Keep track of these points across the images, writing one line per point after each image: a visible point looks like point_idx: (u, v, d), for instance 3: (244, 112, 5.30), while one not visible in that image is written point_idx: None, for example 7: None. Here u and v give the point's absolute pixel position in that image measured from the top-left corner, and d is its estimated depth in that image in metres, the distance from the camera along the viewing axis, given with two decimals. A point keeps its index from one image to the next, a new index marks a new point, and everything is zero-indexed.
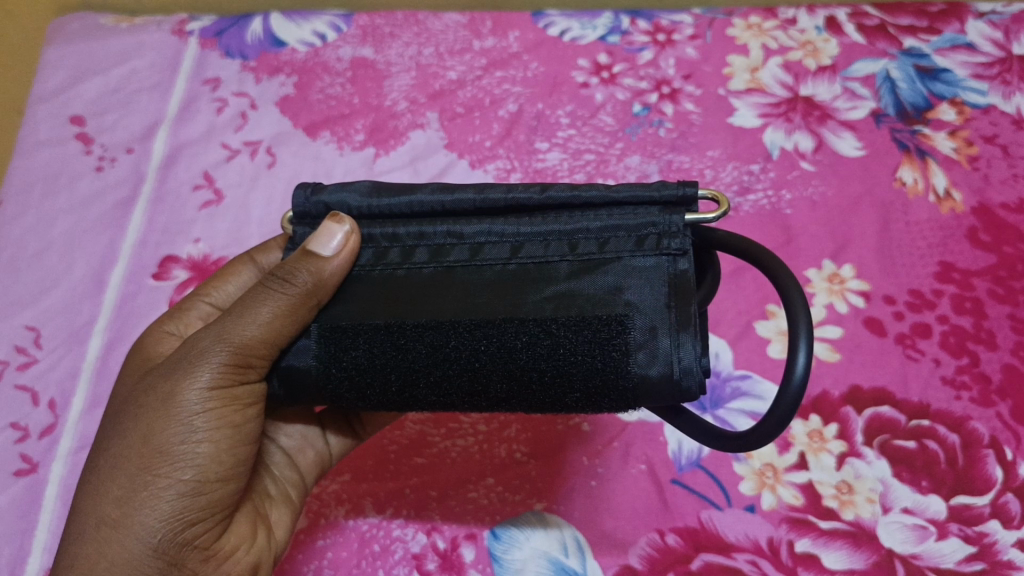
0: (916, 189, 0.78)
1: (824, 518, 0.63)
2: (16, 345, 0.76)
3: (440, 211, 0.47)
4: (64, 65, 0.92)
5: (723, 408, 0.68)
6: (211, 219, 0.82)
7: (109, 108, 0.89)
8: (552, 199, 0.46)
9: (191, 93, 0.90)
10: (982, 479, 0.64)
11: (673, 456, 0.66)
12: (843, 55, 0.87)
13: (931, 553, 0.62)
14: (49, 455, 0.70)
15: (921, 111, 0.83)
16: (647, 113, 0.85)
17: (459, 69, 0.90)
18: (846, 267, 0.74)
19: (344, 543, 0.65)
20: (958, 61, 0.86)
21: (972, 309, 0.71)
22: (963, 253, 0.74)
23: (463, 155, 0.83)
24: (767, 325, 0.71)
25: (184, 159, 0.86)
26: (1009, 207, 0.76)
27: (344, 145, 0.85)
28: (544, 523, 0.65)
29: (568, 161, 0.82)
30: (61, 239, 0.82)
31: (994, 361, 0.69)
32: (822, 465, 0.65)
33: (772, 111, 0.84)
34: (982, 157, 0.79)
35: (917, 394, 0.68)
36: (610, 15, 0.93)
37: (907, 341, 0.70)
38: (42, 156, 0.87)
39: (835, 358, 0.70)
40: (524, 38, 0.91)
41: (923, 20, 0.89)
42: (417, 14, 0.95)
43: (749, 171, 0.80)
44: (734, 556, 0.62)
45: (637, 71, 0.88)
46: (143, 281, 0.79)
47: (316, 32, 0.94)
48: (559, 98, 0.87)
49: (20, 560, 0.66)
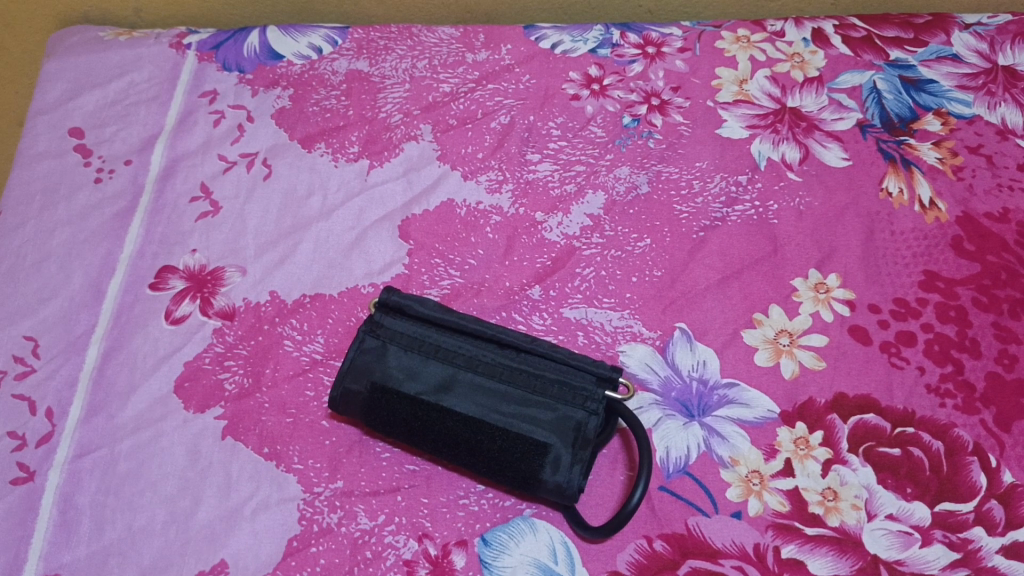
0: (901, 199, 0.79)
1: (809, 524, 0.64)
2: (15, 355, 0.77)
3: (477, 333, 0.66)
4: (63, 79, 0.94)
5: (710, 416, 0.69)
6: (207, 230, 0.83)
7: (109, 120, 0.91)
8: (533, 350, 0.65)
9: (189, 105, 0.92)
10: (966, 486, 0.65)
11: (661, 463, 0.67)
12: (829, 67, 0.89)
13: (916, 560, 0.62)
14: (46, 464, 0.71)
15: (906, 122, 0.84)
16: (636, 124, 0.86)
17: (451, 82, 0.91)
18: (832, 276, 0.75)
19: (336, 550, 0.65)
20: (943, 72, 0.88)
21: (956, 318, 0.72)
22: (947, 262, 0.75)
23: (456, 167, 0.84)
24: (754, 333, 0.72)
25: (181, 171, 0.87)
26: (993, 217, 0.78)
27: (339, 157, 0.86)
28: (533, 529, 0.65)
29: (559, 172, 0.83)
30: (60, 249, 0.83)
31: (977, 369, 0.70)
32: (807, 471, 0.66)
33: (759, 123, 0.85)
34: (966, 167, 0.81)
35: (901, 401, 0.68)
36: (600, 28, 0.94)
37: (892, 349, 0.71)
38: (41, 168, 0.88)
39: (821, 366, 0.70)
40: (516, 51, 0.93)
41: (908, 33, 0.91)
42: (411, 28, 0.97)
43: (736, 182, 0.81)
44: (720, 562, 0.63)
45: (627, 83, 0.89)
46: (140, 291, 0.80)
47: (312, 45, 0.95)
48: (549, 110, 0.88)
49: (16, 567, 0.67)
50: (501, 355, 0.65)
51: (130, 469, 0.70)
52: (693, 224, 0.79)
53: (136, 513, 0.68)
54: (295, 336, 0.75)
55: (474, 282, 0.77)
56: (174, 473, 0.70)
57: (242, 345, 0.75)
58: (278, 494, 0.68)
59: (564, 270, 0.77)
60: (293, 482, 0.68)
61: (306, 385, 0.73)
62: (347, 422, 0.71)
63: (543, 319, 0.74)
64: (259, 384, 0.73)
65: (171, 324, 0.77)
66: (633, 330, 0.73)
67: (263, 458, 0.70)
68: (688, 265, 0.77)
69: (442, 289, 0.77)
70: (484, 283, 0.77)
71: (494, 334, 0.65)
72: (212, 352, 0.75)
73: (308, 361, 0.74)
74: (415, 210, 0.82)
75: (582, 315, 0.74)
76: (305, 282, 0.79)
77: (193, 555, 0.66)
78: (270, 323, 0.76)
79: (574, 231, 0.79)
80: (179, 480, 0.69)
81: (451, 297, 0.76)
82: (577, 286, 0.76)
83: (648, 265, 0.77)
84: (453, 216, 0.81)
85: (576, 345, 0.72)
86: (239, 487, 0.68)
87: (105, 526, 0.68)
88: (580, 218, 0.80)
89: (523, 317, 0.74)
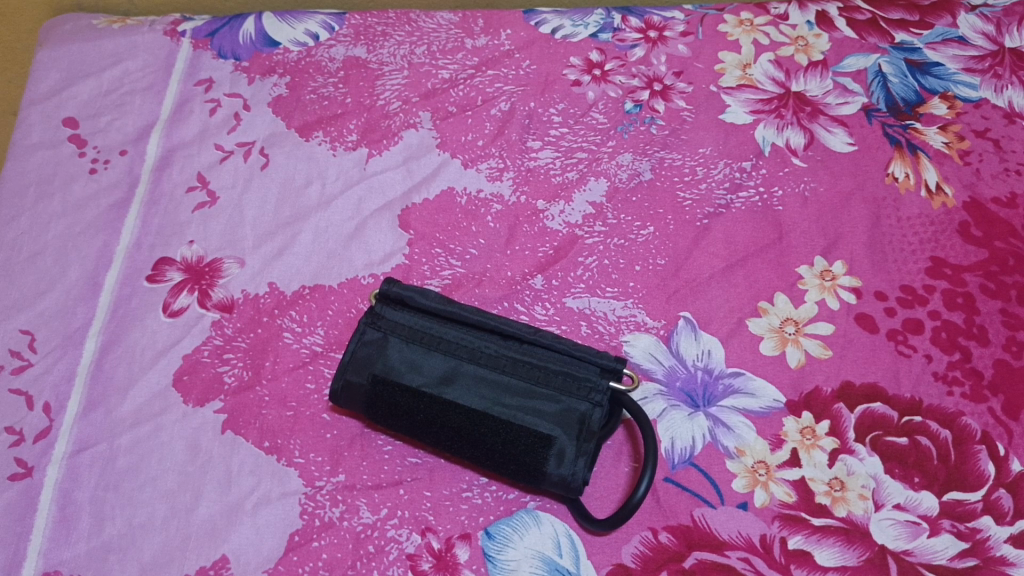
0: (907, 184, 0.78)
1: (816, 515, 0.63)
2: (11, 349, 0.76)
3: (479, 324, 0.65)
4: (55, 68, 0.92)
5: (716, 406, 0.68)
6: (204, 221, 0.82)
7: (103, 110, 0.89)
8: (537, 341, 0.64)
9: (184, 94, 0.90)
10: (974, 475, 0.65)
11: (666, 454, 0.66)
12: (834, 50, 0.87)
13: (925, 550, 0.62)
14: (45, 460, 0.70)
15: (912, 105, 0.83)
16: (638, 111, 0.84)
17: (450, 68, 0.89)
18: (838, 263, 0.74)
19: (339, 544, 0.65)
20: (950, 55, 0.86)
21: (963, 305, 0.71)
22: (954, 248, 0.74)
23: (456, 155, 0.83)
24: (760, 322, 0.72)
25: (177, 161, 0.86)
26: (1000, 202, 0.77)
27: (337, 146, 0.85)
28: (537, 522, 0.65)
29: (561, 159, 0.82)
30: (55, 241, 0.82)
31: (985, 356, 0.69)
32: (814, 461, 0.65)
33: (763, 108, 0.83)
34: (973, 152, 0.80)
35: (909, 390, 0.68)
36: (601, 12, 0.93)
37: (899, 337, 0.70)
38: (35, 159, 0.87)
39: (827, 355, 0.70)
40: (516, 36, 0.91)
41: (914, 15, 0.89)
42: (409, 14, 0.95)
43: (741, 168, 0.80)
44: (726, 553, 0.62)
45: (628, 68, 0.88)
46: (137, 284, 0.79)
47: (309, 32, 0.94)
48: (550, 96, 0.86)
49: (16, 563, 0.66)
50: (504, 346, 0.64)
51: (129, 464, 0.70)
52: (696, 211, 0.78)
53: (136, 508, 0.68)
54: (294, 328, 0.75)
55: (476, 272, 0.76)
56: (173, 468, 0.69)
57: (241, 337, 0.74)
58: (279, 488, 0.67)
59: (567, 259, 0.76)
60: (294, 476, 0.68)
61: (306, 377, 0.72)
62: (348, 415, 0.70)
63: (545, 309, 0.73)
64: (259, 377, 0.72)
65: (169, 316, 0.76)
66: (638, 320, 0.72)
67: (263, 452, 0.69)
68: (692, 253, 0.75)
69: (443, 280, 0.76)
70: (486, 273, 0.76)
71: (496, 326, 0.65)
72: (211, 345, 0.74)
73: (308, 353, 0.73)
74: (415, 199, 0.81)
75: (585, 305, 0.73)
76: (304, 273, 0.77)
77: (195, 550, 0.65)
78: (269, 315, 0.75)
79: (577, 219, 0.78)
80: (179, 475, 0.69)
81: (452, 288, 0.75)
82: (580, 275, 0.75)
83: (652, 253, 0.75)
84: (454, 205, 0.80)
85: (579, 335, 0.72)
86: (240, 482, 0.68)
87: (105, 522, 0.67)
88: (582, 206, 0.79)
89: (525, 307, 0.73)
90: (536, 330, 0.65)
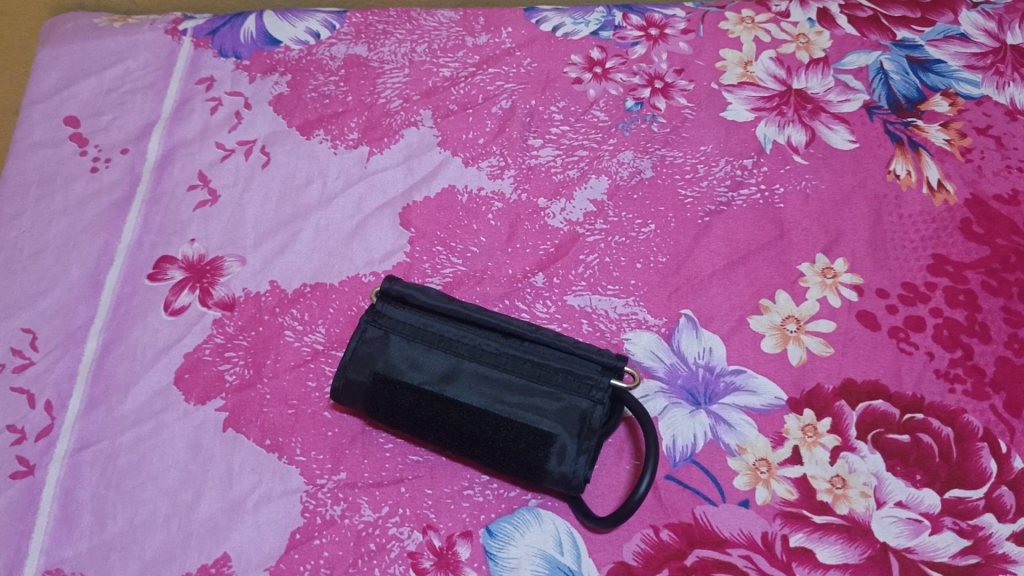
0: (909, 181, 0.78)
1: (817, 512, 0.63)
2: (13, 348, 0.76)
3: (480, 322, 0.65)
4: (56, 67, 0.92)
5: (717, 404, 0.68)
6: (205, 219, 0.82)
7: (105, 109, 0.89)
8: (538, 339, 0.64)
9: (185, 93, 0.90)
10: (977, 472, 0.64)
11: (667, 452, 0.66)
12: (835, 47, 0.87)
13: (926, 547, 0.62)
14: (46, 458, 0.70)
15: (913, 103, 0.83)
16: (639, 108, 0.84)
17: (451, 66, 0.89)
18: (840, 261, 0.74)
19: (340, 542, 0.65)
20: (952, 52, 0.86)
21: (965, 302, 0.71)
22: (956, 245, 0.74)
23: (457, 153, 0.83)
24: (761, 319, 0.71)
25: (179, 159, 0.86)
26: (1002, 199, 0.77)
27: (338, 144, 0.85)
28: (538, 520, 0.65)
29: (562, 157, 0.82)
30: (57, 240, 0.82)
31: (987, 353, 0.69)
32: (816, 459, 0.65)
33: (764, 106, 0.83)
34: (975, 149, 0.79)
35: (910, 387, 0.68)
36: (602, 10, 0.93)
37: (900, 334, 0.70)
38: (37, 157, 0.87)
39: (828, 353, 0.69)
40: (517, 34, 0.91)
41: (915, 12, 0.89)
42: (410, 12, 0.95)
43: (742, 165, 0.80)
44: (728, 551, 0.62)
45: (629, 66, 0.88)
46: (138, 282, 0.79)
47: (310, 30, 0.94)
48: (551, 94, 0.86)
49: (18, 561, 0.66)
50: (505, 344, 0.64)
51: (131, 462, 0.70)
52: (697, 209, 0.77)
53: (137, 506, 0.68)
54: (296, 326, 0.75)
55: (477, 270, 0.76)
56: (175, 466, 0.69)
57: (242, 335, 0.74)
58: (280, 486, 0.67)
59: (568, 257, 0.76)
60: (295, 474, 0.68)
61: (307, 375, 0.72)
62: (349, 413, 0.70)
63: (547, 307, 0.73)
64: (260, 375, 0.72)
65: (170, 315, 0.76)
66: (639, 318, 0.72)
67: (264, 450, 0.69)
68: (693, 251, 0.75)
69: (444, 278, 0.76)
70: (487, 271, 0.76)
71: (497, 324, 0.64)
72: (212, 343, 0.74)
73: (309, 351, 0.73)
74: (416, 197, 0.81)
75: (586, 303, 0.73)
76: (305, 272, 0.77)
77: (196, 548, 0.65)
78: (270, 313, 0.75)
79: (578, 217, 0.78)
80: (181, 473, 0.69)
81: (453, 286, 0.75)
82: (581, 273, 0.75)
83: (653, 251, 0.75)
84: (455, 203, 0.80)
85: (580, 333, 0.72)
86: (241, 480, 0.68)
87: (106, 520, 0.67)
88: (583, 204, 0.79)
89: (526, 305, 0.73)
90: (538, 328, 0.65)
